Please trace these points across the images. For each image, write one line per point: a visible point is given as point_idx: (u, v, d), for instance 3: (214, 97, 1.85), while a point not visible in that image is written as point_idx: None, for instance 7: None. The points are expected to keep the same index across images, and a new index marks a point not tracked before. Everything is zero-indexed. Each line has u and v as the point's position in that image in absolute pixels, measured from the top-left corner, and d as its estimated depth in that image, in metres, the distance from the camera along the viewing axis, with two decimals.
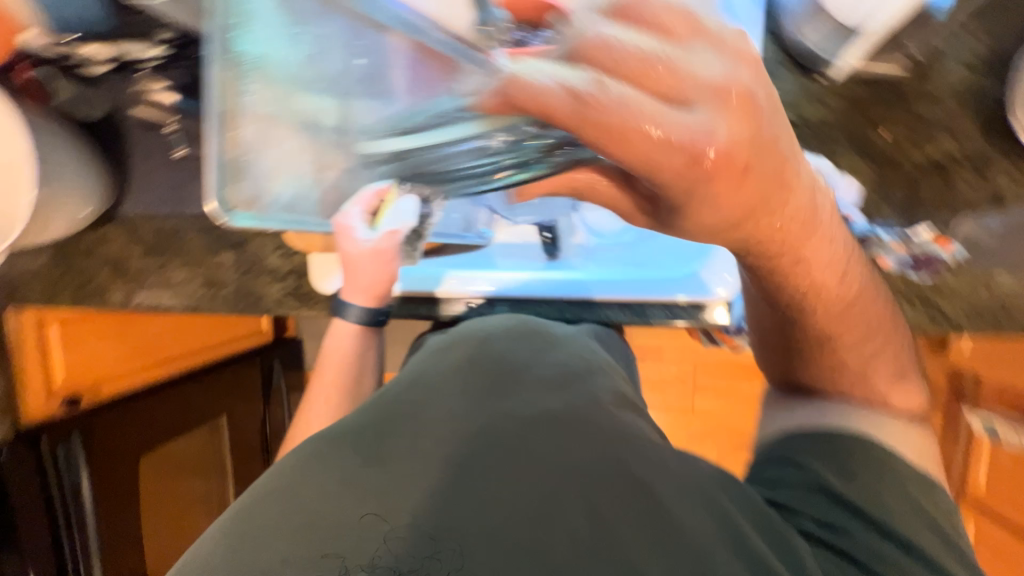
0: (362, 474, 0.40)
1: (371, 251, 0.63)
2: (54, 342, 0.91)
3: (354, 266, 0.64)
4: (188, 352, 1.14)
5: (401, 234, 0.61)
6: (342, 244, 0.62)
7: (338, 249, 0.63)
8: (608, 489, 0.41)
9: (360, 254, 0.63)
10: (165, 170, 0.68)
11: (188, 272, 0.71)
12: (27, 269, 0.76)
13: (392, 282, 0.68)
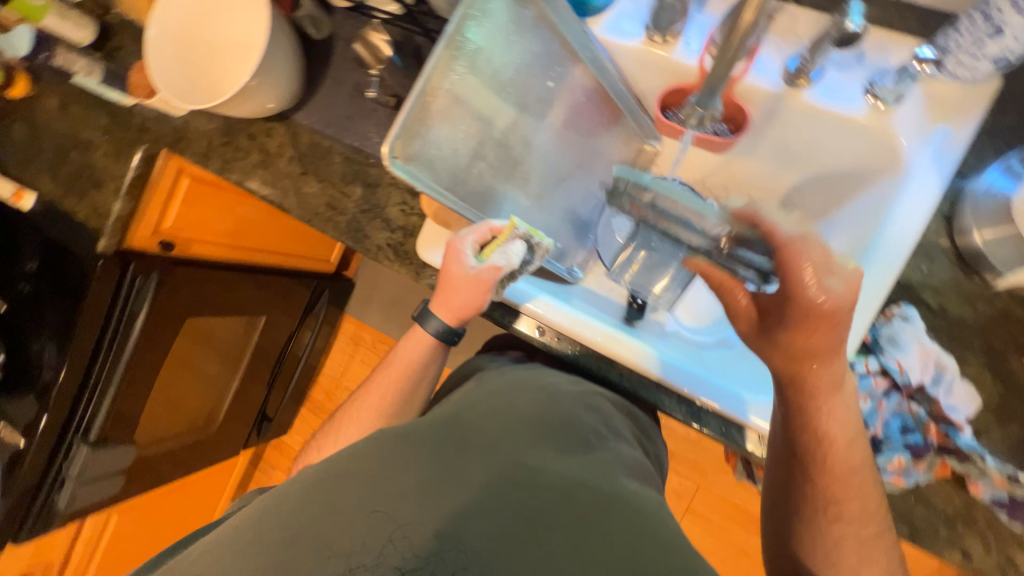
0: (435, 461, 0.59)
1: (471, 278, 0.65)
2: (182, 190, 1.03)
3: (452, 289, 0.67)
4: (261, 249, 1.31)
5: (502, 271, 0.63)
6: (448, 262, 0.66)
7: (443, 265, 0.67)
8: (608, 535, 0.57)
9: (460, 277, 0.66)
10: (348, 101, 0.76)
11: (319, 189, 0.78)
12: (196, 127, 0.86)
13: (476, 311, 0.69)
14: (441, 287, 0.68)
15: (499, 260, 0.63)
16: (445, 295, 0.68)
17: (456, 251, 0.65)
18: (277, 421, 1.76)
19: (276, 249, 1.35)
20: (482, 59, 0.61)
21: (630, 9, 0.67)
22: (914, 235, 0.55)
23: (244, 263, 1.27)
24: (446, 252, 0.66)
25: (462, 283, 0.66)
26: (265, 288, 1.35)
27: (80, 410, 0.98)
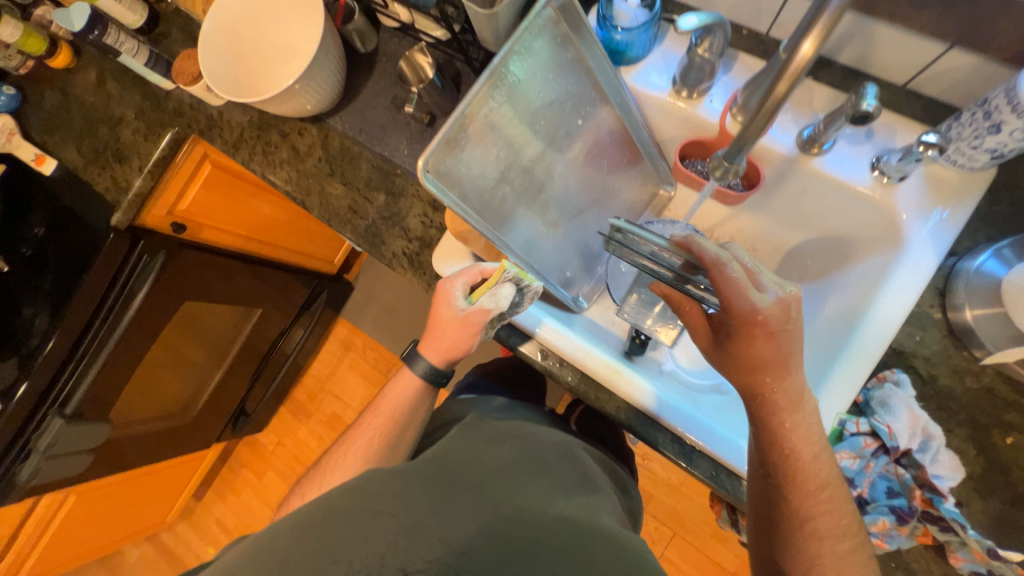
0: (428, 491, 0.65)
1: (460, 319, 0.69)
2: (202, 176, 1.05)
3: (440, 330, 0.71)
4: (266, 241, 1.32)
5: (490, 314, 0.66)
6: (438, 303, 0.69)
7: (434, 306, 0.70)
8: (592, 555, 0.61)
9: (448, 318, 0.70)
10: (384, 112, 0.79)
11: (342, 192, 0.80)
12: (229, 117, 0.89)
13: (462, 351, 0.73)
14: (432, 326, 0.72)
15: (489, 304, 0.66)
16: (437, 336, 0.72)
17: (447, 293, 0.68)
18: (255, 418, 1.71)
19: (280, 242, 1.37)
20: (520, 91, 0.64)
21: (661, 61, 0.69)
22: (905, 307, 0.58)
23: (247, 253, 1.29)
24: (436, 294, 0.69)
25: (451, 324, 0.69)
26: (264, 280, 1.35)
27: (60, 383, 0.96)
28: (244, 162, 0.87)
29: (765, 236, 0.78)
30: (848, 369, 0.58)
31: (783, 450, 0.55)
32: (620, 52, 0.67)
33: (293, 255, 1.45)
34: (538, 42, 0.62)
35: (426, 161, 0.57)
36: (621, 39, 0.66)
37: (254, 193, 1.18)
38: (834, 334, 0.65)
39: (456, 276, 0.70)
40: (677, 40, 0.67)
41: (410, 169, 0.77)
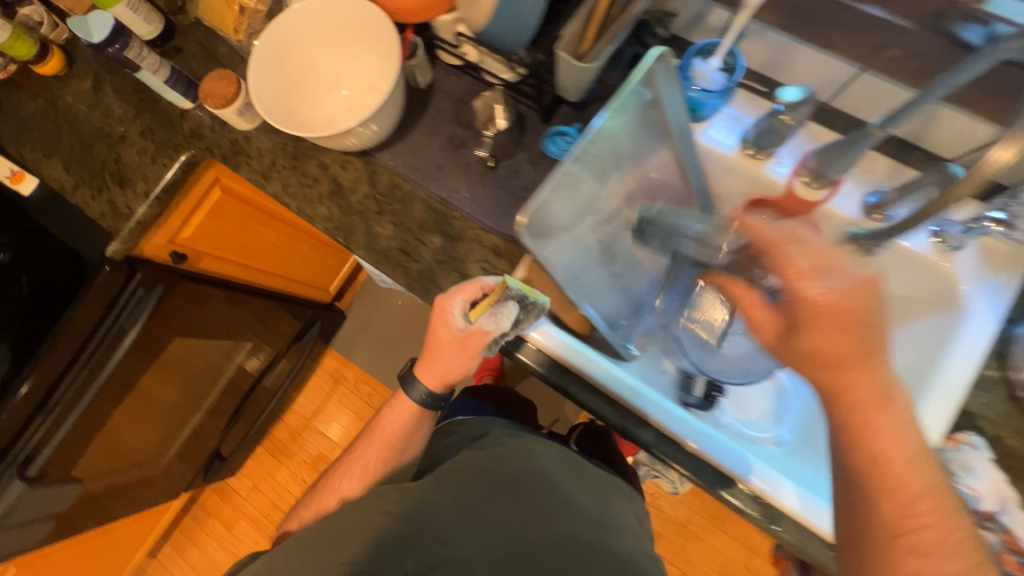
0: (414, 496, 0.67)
1: (459, 339, 0.65)
2: (210, 202, 0.95)
3: (435, 353, 0.68)
4: (265, 270, 1.21)
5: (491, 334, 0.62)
6: (435, 322, 0.66)
7: (431, 326, 0.67)
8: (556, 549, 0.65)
9: (445, 338, 0.66)
10: (442, 151, 0.76)
11: (393, 231, 0.75)
12: (258, 144, 0.81)
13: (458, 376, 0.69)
14: (429, 347, 0.68)
15: (490, 324, 0.62)
16: (433, 357, 0.68)
17: (446, 310, 0.65)
18: (230, 462, 1.54)
19: (278, 270, 1.26)
20: (608, 144, 0.61)
21: (730, 120, 0.71)
22: (975, 369, 0.61)
23: (245, 284, 1.18)
24: (435, 313, 0.66)
25: (448, 344, 0.66)
26: (258, 311, 1.24)
27: (26, 435, 0.81)
28: (274, 193, 0.80)
29: None
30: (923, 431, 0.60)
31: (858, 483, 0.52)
32: (694, 109, 0.69)
33: (288, 283, 1.35)
34: (634, 95, 0.60)
35: (524, 216, 0.54)
36: (696, 97, 0.67)
37: (261, 220, 1.08)
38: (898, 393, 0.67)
39: (454, 293, 0.66)
40: (748, 103, 0.69)
41: (472, 212, 0.73)
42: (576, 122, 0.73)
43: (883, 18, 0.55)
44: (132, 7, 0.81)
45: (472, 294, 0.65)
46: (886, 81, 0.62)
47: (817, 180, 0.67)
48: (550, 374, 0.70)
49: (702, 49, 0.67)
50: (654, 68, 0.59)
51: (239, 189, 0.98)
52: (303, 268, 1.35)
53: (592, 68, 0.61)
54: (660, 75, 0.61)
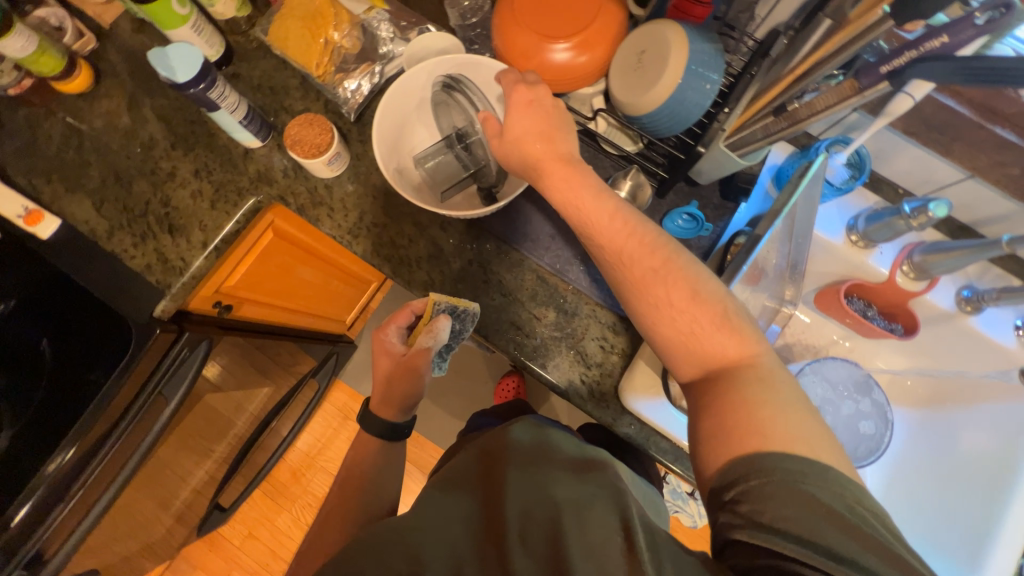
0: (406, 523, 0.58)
1: (396, 362, 0.69)
2: (258, 247, 0.83)
3: (382, 384, 0.70)
4: (297, 310, 1.10)
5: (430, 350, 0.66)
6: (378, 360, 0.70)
7: (376, 361, 0.71)
8: (534, 518, 0.55)
9: (385, 366, 0.70)
10: (554, 217, 0.72)
11: (502, 303, 0.71)
12: (342, 195, 0.73)
13: (408, 399, 0.71)
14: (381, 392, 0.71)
15: (426, 341, 0.66)
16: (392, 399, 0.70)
17: (384, 341, 0.70)
18: (228, 512, 1.39)
19: (308, 308, 1.15)
20: (758, 240, 0.61)
21: (842, 210, 0.74)
22: None
23: (274, 325, 1.06)
24: (376, 348, 0.71)
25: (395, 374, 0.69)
26: (279, 353, 1.12)
27: (36, 532, 0.65)
28: (363, 253, 0.72)
29: None
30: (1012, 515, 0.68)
31: (706, 356, 0.50)
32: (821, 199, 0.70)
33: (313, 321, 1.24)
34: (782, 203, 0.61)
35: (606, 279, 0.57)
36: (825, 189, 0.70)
37: (306, 262, 0.98)
38: (975, 459, 0.72)
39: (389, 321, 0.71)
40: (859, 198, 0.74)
41: (587, 285, 0.71)
42: (693, 199, 0.72)
43: (1015, 141, 0.58)
44: (195, 29, 0.69)
45: (404, 320, 0.71)
46: (987, 189, 0.67)
47: (912, 269, 0.72)
48: (667, 458, 0.68)
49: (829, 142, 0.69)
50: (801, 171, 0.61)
51: (294, 233, 0.87)
52: (329, 304, 1.24)
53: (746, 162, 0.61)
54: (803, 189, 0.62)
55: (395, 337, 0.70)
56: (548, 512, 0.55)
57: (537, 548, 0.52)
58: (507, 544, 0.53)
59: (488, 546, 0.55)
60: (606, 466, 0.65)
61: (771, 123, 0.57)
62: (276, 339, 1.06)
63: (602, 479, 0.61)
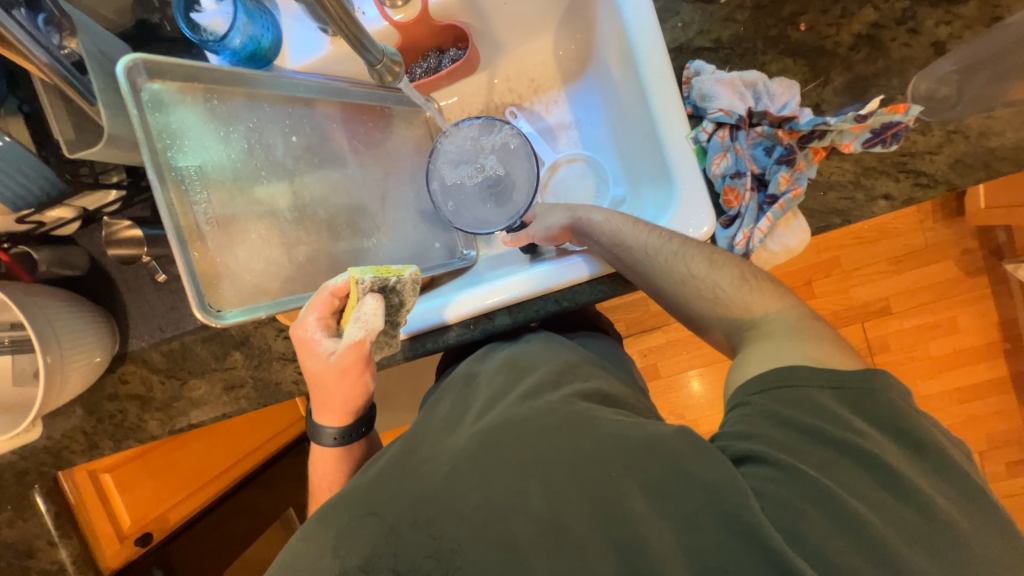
0: None
1: (336, 368, 0.51)
2: (112, 488, 0.97)
3: (323, 390, 0.53)
4: (244, 454, 1.17)
5: (366, 339, 0.50)
6: (306, 357, 0.52)
7: (304, 362, 0.53)
8: (502, 455, 0.44)
9: (325, 373, 0.51)
10: (157, 293, 0.71)
11: (206, 384, 0.73)
12: (59, 430, 0.78)
13: (366, 398, 0.56)
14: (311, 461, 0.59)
15: (361, 330, 0.49)
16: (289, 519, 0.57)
17: (311, 341, 0.51)
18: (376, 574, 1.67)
19: (261, 441, 1.19)
20: (214, 170, 0.56)
21: (297, 25, 0.66)
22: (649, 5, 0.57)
23: (237, 480, 1.16)
24: (298, 347, 0.52)
25: (330, 379, 0.51)
26: (279, 484, 1.21)
27: None
28: (112, 449, 0.78)
29: (522, 54, 0.77)
30: (674, 115, 0.57)
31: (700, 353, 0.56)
32: (255, 51, 0.62)
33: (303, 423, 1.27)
34: (209, 143, 0.56)
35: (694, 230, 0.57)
36: (240, 40, 0.60)
37: (173, 444, 1.05)
38: (628, 81, 0.64)
39: (304, 314, 0.51)
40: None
41: None
42: None
43: None
44: None
45: (327, 307, 0.51)
46: None
47: (388, 69, 0.53)
48: (414, 353, 0.66)
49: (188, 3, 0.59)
50: (159, 83, 0.52)
51: (131, 455, 1.00)
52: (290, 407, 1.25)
53: (119, 129, 0.52)
54: (211, 80, 0.56)
55: (330, 339, 0.51)
56: (524, 457, 0.43)
57: (528, 472, 0.42)
58: (461, 507, 0.41)
59: (443, 505, 0.41)
60: (553, 364, 0.56)
61: (70, 74, 0.49)
62: (259, 479, 1.18)
63: (548, 393, 0.51)
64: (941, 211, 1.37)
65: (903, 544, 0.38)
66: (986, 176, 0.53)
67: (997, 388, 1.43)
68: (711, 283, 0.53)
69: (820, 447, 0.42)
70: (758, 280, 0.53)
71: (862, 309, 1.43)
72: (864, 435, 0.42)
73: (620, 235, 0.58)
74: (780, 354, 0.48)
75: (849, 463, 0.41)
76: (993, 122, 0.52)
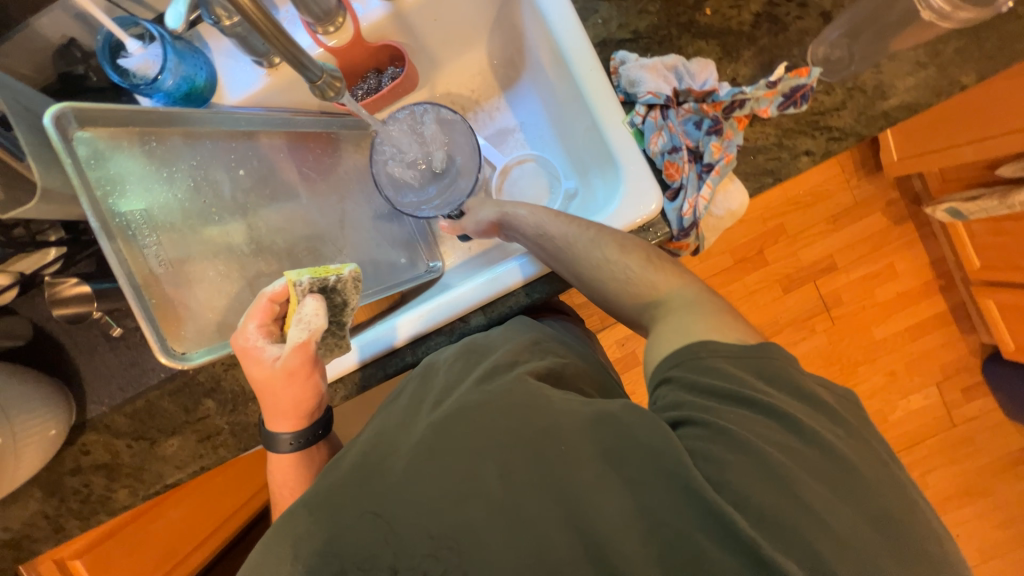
0: None
1: (283, 373, 0.49)
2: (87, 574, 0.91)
3: (272, 396, 0.51)
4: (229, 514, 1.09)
5: (311, 339, 0.49)
6: (250, 367, 0.50)
7: (250, 373, 0.51)
8: (493, 444, 0.44)
9: (272, 380, 0.50)
10: (113, 351, 0.67)
11: (179, 440, 0.70)
12: (16, 519, 0.72)
13: (320, 398, 0.54)
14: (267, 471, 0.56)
15: (303, 331, 0.48)
16: None
17: (252, 350, 0.49)
18: None
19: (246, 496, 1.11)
20: (161, 212, 0.55)
21: (231, 61, 0.66)
22: (568, 6, 0.61)
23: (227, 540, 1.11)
24: (241, 359, 0.50)
25: (278, 385, 0.50)
26: None
27: None
28: (80, 528, 0.72)
29: (458, 66, 0.81)
30: (607, 102, 0.61)
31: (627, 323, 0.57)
32: (191, 90, 0.61)
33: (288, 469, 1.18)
34: (153, 186, 0.54)
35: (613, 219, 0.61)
36: (174, 81, 0.59)
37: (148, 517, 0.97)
38: (561, 78, 0.68)
39: (243, 324, 0.49)
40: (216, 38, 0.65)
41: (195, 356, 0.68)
42: None
43: None
44: None
45: (266, 314, 0.50)
46: None
47: (329, 84, 0.54)
48: (394, 369, 0.65)
49: (113, 48, 0.58)
50: (91, 131, 0.50)
51: (104, 533, 0.93)
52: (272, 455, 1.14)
53: (52, 183, 0.51)
54: (146, 124, 0.55)
55: (273, 346, 0.49)
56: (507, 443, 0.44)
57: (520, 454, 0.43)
58: (460, 497, 0.41)
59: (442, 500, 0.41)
60: (490, 352, 0.54)
61: None
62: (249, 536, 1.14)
63: (495, 382, 0.49)
64: (863, 168, 1.49)
65: (821, 485, 0.39)
66: (885, 124, 0.59)
67: (941, 323, 1.55)
68: (622, 268, 0.56)
69: (732, 405, 0.43)
70: (661, 262, 0.55)
71: (812, 268, 1.53)
72: (773, 394, 0.44)
73: (543, 226, 0.62)
74: (687, 325, 0.49)
75: (764, 417, 0.42)
76: (884, 76, 0.59)
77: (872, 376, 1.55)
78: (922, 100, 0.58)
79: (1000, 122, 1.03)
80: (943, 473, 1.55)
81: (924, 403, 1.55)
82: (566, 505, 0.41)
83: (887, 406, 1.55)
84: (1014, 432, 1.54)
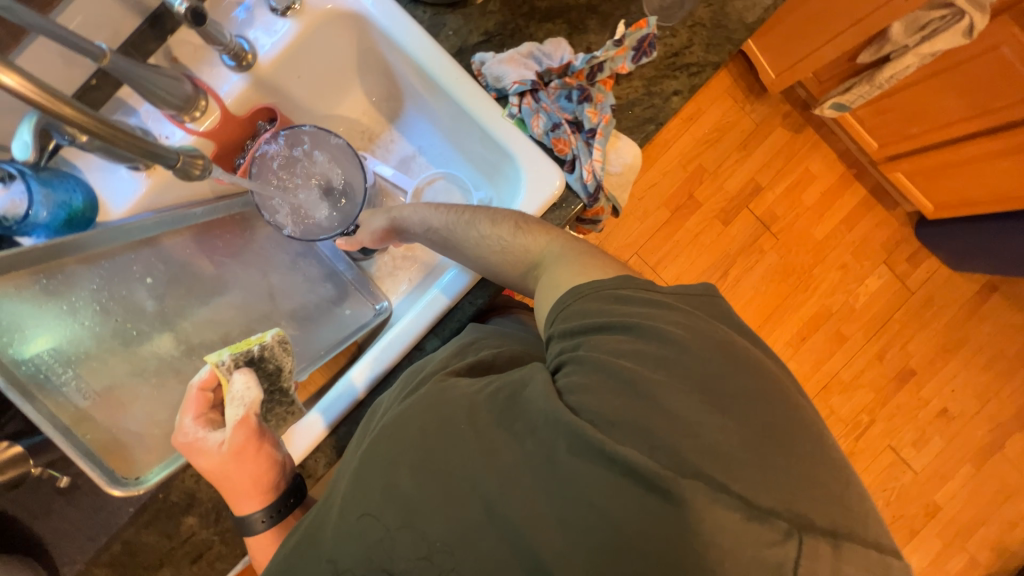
0: None
1: (230, 454, 0.49)
2: None
3: (225, 479, 0.50)
4: None
5: (252, 414, 0.49)
6: (198, 460, 0.49)
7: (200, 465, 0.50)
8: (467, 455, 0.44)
9: (222, 465, 0.49)
10: (70, 504, 0.63)
11: (171, 569, 0.66)
12: None
13: (280, 467, 0.53)
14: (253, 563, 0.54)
15: (241, 408, 0.48)
16: None
17: (193, 444, 0.48)
18: None
19: None
20: (72, 346, 0.52)
21: (105, 176, 0.65)
22: (416, 27, 0.64)
23: None
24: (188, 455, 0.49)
25: (229, 468, 0.49)
26: None
27: None
28: None
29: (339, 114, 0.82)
30: (479, 101, 0.64)
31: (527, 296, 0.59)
32: (70, 215, 0.60)
33: None
34: (60, 322, 0.52)
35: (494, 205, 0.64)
36: (48, 211, 0.57)
37: None
38: (434, 95, 0.71)
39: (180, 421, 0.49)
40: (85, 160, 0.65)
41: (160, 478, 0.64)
42: None
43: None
44: None
45: (199, 403, 0.49)
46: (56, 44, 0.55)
47: (189, 164, 0.55)
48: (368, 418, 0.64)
49: None
50: None
51: None
52: None
53: None
54: (35, 261, 0.52)
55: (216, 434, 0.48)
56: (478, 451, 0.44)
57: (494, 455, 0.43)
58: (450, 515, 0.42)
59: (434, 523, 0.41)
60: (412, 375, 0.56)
61: None
62: None
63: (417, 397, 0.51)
64: (750, 93, 1.60)
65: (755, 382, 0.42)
66: (730, 48, 0.64)
67: (867, 206, 1.66)
68: (500, 239, 0.58)
69: (598, 333, 0.47)
70: (529, 225, 0.57)
71: (740, 195, 1.61)
72: (631, 312, 0.47)
73: (427, 220, 0.64)
74: (555, 281, 0.52)
75: (641, 341, 0.45)
76: (716, 7, 0.65)
77: (828, 274, 1.63)
78: (754, 18, 0.65)
79: (841, 17, 1.13)
80: (919, 339, 1.64)
81: (879, 283, 1.65)
82: (506, 487, 0.42)
83: (850, 295, 1.64)
84: (963, 281, 1.66)
